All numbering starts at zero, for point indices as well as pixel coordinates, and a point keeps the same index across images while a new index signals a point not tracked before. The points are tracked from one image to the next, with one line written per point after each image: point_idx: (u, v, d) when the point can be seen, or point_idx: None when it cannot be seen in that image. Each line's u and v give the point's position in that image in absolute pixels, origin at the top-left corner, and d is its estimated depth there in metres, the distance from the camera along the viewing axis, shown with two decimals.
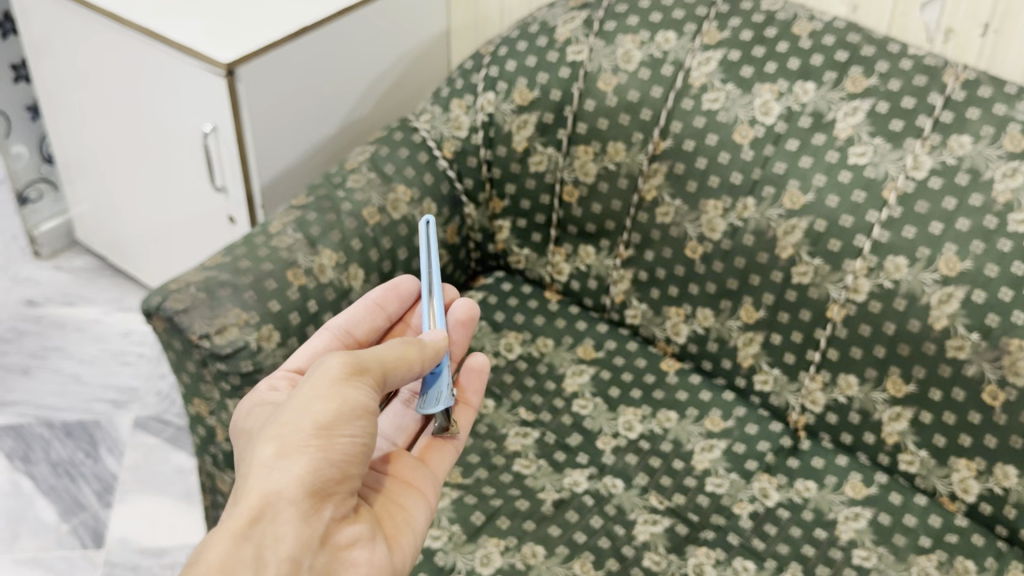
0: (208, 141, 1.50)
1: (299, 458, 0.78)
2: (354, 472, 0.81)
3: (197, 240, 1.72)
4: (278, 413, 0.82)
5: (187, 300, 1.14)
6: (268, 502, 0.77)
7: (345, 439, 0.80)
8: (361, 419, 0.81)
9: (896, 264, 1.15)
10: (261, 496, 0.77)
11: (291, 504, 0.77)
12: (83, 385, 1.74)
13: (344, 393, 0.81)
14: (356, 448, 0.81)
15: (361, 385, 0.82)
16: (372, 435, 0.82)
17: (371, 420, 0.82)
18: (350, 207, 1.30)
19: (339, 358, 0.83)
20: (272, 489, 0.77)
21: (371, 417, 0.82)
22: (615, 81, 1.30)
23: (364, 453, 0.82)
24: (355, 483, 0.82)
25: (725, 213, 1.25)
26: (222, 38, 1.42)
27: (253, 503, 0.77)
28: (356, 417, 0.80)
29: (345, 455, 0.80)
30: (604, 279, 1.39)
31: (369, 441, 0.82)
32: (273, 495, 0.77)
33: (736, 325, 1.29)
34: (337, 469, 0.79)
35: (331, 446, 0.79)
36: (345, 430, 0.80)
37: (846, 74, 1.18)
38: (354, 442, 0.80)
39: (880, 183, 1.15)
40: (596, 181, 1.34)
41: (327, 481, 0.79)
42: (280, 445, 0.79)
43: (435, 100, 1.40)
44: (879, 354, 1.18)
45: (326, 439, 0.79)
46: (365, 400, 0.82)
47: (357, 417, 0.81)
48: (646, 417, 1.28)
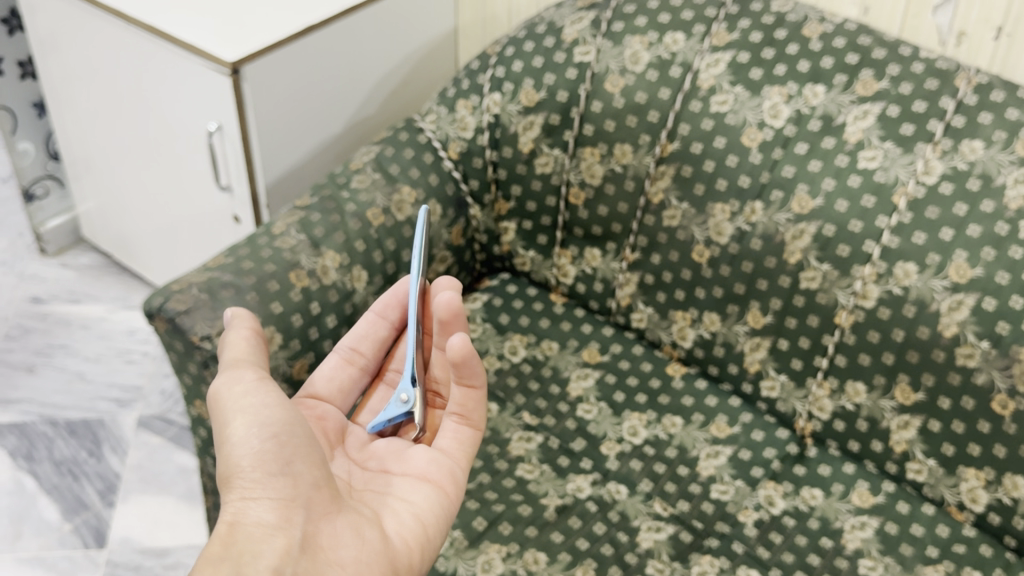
0: (212, 140, 1.49)
1: (242, 478, 0.85)
2: (298, 466, 0.86)
3: (202, 240, 1.71)
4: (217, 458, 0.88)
5: (189, 301, 1.13)
6: (235, 528, 0.83)
7: (270, 437, 0.86)
8: (272, 412, 0.87)
9: (906, 270, 1.13)
10: (226, 522, 0.83)
11: (254, 519, 0.83)
12: (87, 383, 1.74)
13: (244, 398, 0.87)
14: (286, 443, 0.86)
15: (255, 382, 0.88)
16: (295, 424, 0.88)
17: (280, 410, 0.87)
18: (354, 208, 1.29)
19: (220, 377, 0.90)
20: (232, 516, 0.83)
21: (280, 406, 0.88)
22: (623, 82, 1.28)
23: (297, 444, 0.87)
24: (310, 479, 0.86)
25: (732, 216, 1.24)
26: (227, 36, 1.41)
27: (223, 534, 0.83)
28: (270, 417, 0.87)
29: (280, 454, 0.86)
30: (610, 282, 1.38)
31: (294, 429, 0.87)
32: (236, 521, 0.83)
33: (743, 330, 1.27)
34: (277, 470, 0.85)
35: (262, 451, 0.85)
36: (265, 428, 0.86)
37: (856, 76, 1.17)
38: (279, 438, 0.86)
39: (890, 188, 1.14)
40: (603, 183, 1.33)
41: (277, 485, 0.85)
42: (226, 480, 0.86)
43: (441, 100, 1.39)
44: (887, 361, 1.17)
45: (255, 448, 0.85)
46: (271, 392, 0.88)
47: (268, 413, 0.87)
48: (652, 422, 1.27)
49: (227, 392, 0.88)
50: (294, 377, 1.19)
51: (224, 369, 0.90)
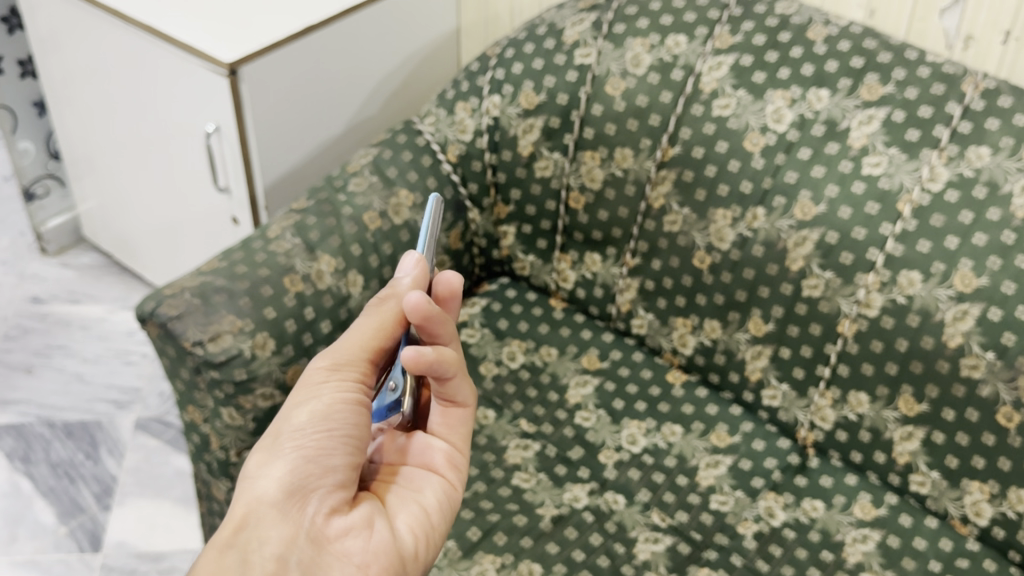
0: (210, 141, 1.48)
1: (276, 457, 0.82)
2: (334, 461, 0.82)
3: (202, 243, 1.70)
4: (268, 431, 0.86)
5: (181, 306, 1.12)
6: (250, 511, 0.80)
7: (321, 433, 0.83)
8: (340, 412, 0.84)
9: (910, 278, 1.11)
10: (243, 504, 0.81)
11: (270, 501, 0.80)
12: (86, 384, 1.73)
13: (324, 392, 0.85)
14: (336, 438, 0.83)
15: (342, 378, 0.85)
16: (355, 426, 0.84)
17: (353, 413, 0.84)
18: (351, 211, 1.27)
19: (322, 358, 0.87)
20: (251, 497, 0.81)
21: (354, 408, 0.85)
22: (623, 85, 1.26)
23: (348, 444, 0.84)
24: (339, 477, 0.83)
25: (734, 222, 1.22)
26: (226, 37, 1.40)
27: (238, 515, 0.81)
28: (333, 414, 0.84)
29: (321, 447, 0.82)
30: (610, 287, 1.36)
31: (352, 431, 0.84)
32: (255, 500, 0.81)
33: (744, 338, 1.25)
34: (311, 462, 0.82)
35: (307, 439, 0.82)
36: (322, 420, 0.83)
37: (861, 80, 1.15)
38: (333, 434, 0.83)
39: (895, 195, 1.12)
40: (603, 187, 1.31)
41: (304, 473, 0.81)
42: (262, 455, 0.83)
43: (440, 102, 1.37)
44: (890, 372, 1.14)
45: (302, 434, 0.83)
46: (349, 392, 0.85)
47: (336, 410, 0.84)
48: (651, 431, 1.25)
49: (314, 378, 0.86)
50: (288, 383, 1.18)
51: (333, 351, 0.87)
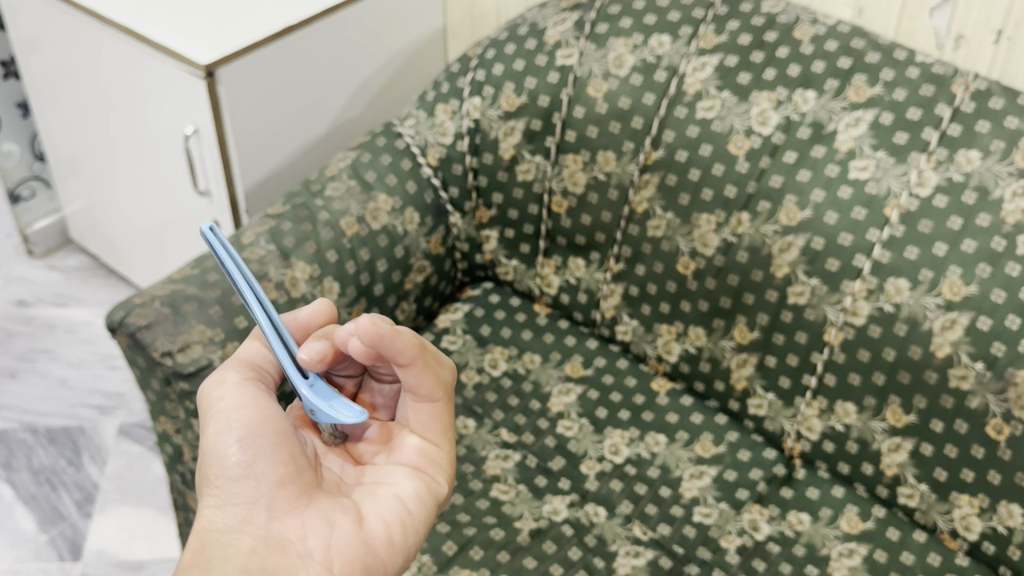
0: (188, 143, 1.45)
1: (211, 486, 0.82)
2: (262, 465, 0.81)
3: (183, 246, 1.67)
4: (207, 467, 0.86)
5: (151, 315, 1.10)
6: (204, 536, 0.80)
7: (237, 439, 0.82)
8: (244, 414, 0.83)
9: (897, 286, 1.08)
10: (195, 534, 0.80)
11: (220, 525, 0.80)
12: (70, 389, 1.71)
13: (222, 401, 0.84)
14: (252, 440, 0.82)
15: (231, 386, 0.85)
16: (267, 422, 0.83)
17: (258, 409, 0.84)
18: (327, 217, 1.25)
19: (211, 377, 0.87)
20: (203, 524, 0.80)
21: (254, 407, 0.84)
22: (606, 87, 1.24)
23: (265, 441, 0.82)
24: (275, 477, 0.82)
25: (718, 227, 1.19)
26: (203, 37, 1.37)
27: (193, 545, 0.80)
28: (237, 416, 0.83)
29: (243, 455, 0.81)
30: (594, 293, 1.33)
31: (264, 428, 0.83)
32: (204, 529, 0.80)
33: (729, 346, 1.21)
34: (241, 473, 0.81)
35: (227, 455, 0.82)
36: (233, 430, 0.82)
37: (849, 81, 1.13)
38: (244, 439, 0.82)
39: (882, 200, 1.09)
40: (586, 191, 1.28)
41: (240, 489, 0.81)
42: (199, 486, 0.83)
43: (420, 104, 1.34)
44: (878, 382, 1.11)
45: (221, 453, 0.82)
46: (247, 393, 0.85)
47: (238, 412, 0.83)
48: (634, 440, 1.22)
49: (208, 399, 0.85)
50: None
51: (218, 368, 0.88)
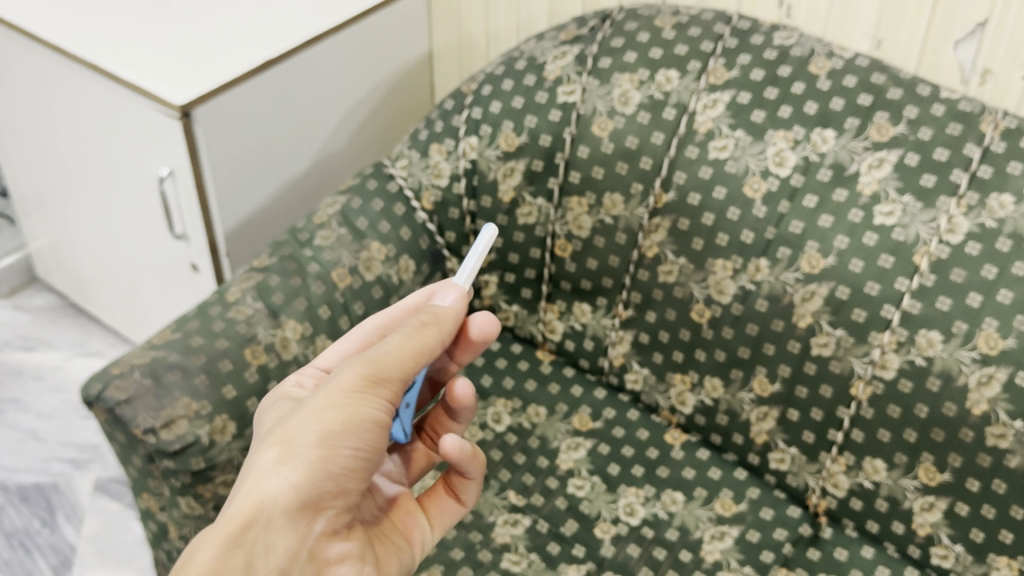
0: (164, 186, 1.36)
1: (297, 465, 0.74)
2: (351, 483, 0.76)
3: (168, 299, 1.58)
4: (290, 416, 0.77)
5: (131, 388, 1.01)
6: (261, 510, 0.74)
7: (350, 452, 0.75)
8: (368, 435, 0.75)
9: (929, 338, 1.02)
10: (255, 502, 0.74)
11: (281, 509, 0.74)
12: (41, 443, 1.61)
13: (359, 405, 0.75)
14: (359, 460, 0.75)
15: (380, 397, 0.76)
16: (381, 449, 0.77)
17: (382, 434, 0.76)
18: (318, 269, 1.17)
19: (358, 363, 0.76)
20: (264, 496, 0.74)
21: (385, 431, 0.76)
22: (611, 125, 1.17)
23: (370, 466, 0.77)
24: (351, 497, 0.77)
25: (735, 274, 1.12)
26: (175, 73, 1.28)
27: (247, 508, 0.74)
28: (364, 432, 0.75)
29: (346, 467, 0.75)
30: (601, 340, 1.26)
31: (376, 454, 0.76)
32: (263, 502, 0.74)
33: (748, 398, 1.15)
34: (333, 480, 0.75)
35: (336, 457, 0.74)
36: (353, 442, 0.74)
37: (870, 119, 1.07)
38: (359, 454, 0.75)
39: (910, 247, 1.03)
40: (592, 235, 1.21)
41: (320, 490, 0.75)
42: (278, 448, 0.75)
43: (413, 143, 1.26)
44: (909, 439, 1.05)
45: (328, 454, 0.74)
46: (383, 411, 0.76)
47: (365, 429, 0.75)
48: (650, 500, 1.16)
49: (348, 389, 0.75)
50: None
51: (369, 359, 0.76)
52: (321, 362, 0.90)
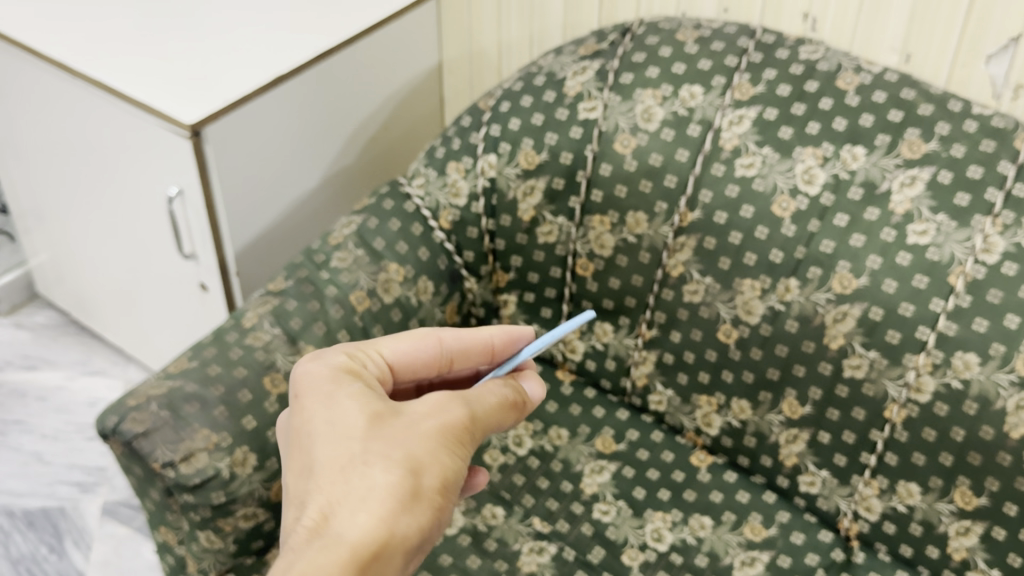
0: (172, 206, 1.33)
1: (426, 506, 0.66)
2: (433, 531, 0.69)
3: (181, 325, 1.54)
4: (393, 441, 0.67)
5: (148, 421, 0.98)
6: (389, 546, 0.63)
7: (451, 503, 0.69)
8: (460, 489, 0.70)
9: (966, 361, 1.00)
10: (387, 536, 0.63)
11: (405, 549, 0.64)
12: (46, 466, 1.58)
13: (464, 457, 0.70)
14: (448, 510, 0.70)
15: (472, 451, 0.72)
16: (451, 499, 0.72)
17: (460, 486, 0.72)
18: (335, 292, 1.14)
19: (463, 410, 0.71)
20: (397, 529, 0.63)
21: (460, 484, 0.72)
22: (634, 142, 1.14)
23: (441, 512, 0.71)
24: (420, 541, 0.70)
25: (763, 294, 1.10)
26: (183, 90, 1.25)
27: (378, 540, 0.62)
28: (461, 486, 0.70)
29: (443, 515, 0.69)
30: (624, 360, 1.24)
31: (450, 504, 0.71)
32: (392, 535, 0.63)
33: (777, 420, 1.13)
34: (437, 526, 0.68)
35: (447, 506, 0.68)
36: (454, 495, 0.69)
37: (902, 136, 1.05)
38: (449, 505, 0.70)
39: (945, 267, 1.01)
40: (614, 254, 1.19)
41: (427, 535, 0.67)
42: (403, 478, 0.65)
43: (430, 161, 1.24)
44: (945, 462, 1.03)
45: (445, 502, 0.68)
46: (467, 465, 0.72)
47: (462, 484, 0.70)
48: (677, 524, 1.13)
49: (460, 437, 0.70)
50: (272, 500, 1.04)
51: (473, 413, 0.72)
52: (385, 354, 0.79)
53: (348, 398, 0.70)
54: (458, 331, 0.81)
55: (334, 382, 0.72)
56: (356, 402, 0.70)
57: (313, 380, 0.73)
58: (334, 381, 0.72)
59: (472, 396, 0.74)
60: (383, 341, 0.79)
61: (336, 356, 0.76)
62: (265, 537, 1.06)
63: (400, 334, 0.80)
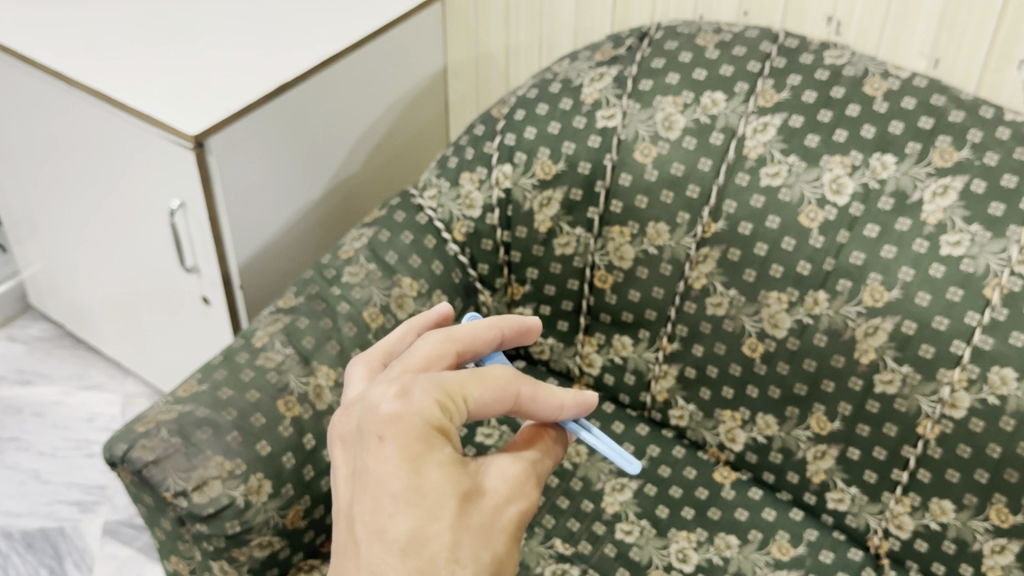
0: (174, 218, 1.29)
1: None
2: None
3: (185, 344, 1.51)
4: (479, 529, 0.59)
5: (158, 448, 0.94)
6: None
7: None
8: None
9: (1002, 376, 0.97)
10: None
11: None
12: (44, 485, 1.54)
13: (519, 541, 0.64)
14: None
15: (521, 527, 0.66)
16: None
17: None
18: (348, 309, 1.11)
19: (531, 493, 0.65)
20: None
21: None
22: (655, 151, 1.11)
23: None
24: None
25: (790, 307, 1.07)
26: (184, 100, 1.21)
27: None
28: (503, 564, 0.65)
29: None
30: (644, 374, 1.21)
31: None
32: None
33: (805, 436, 1.11)
34: None
35: None
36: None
37: (933, 144, 1.01)
38: None
39: (980, 279, 0.97)
40: (634, 266, 1.15)
41: None
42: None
43: (442, 172, 1.20)
44: (980, 479, 1.00)
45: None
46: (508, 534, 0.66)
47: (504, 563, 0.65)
48: (703, 544, 1.10)
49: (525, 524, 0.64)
50: (288, 528, 1.00)
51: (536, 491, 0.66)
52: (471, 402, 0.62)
53: (440, 466, 0.59)
54: (540, 390, 0.67)
55: (424, 437, 0.59)
56: (448, 472, 0.59)
57: (398, 424, 0.59)
58: (422, 433, 0.59)
59: (536, 471, 0.67)
60: (471, 384, 0.62)
61: (426, 398, 0.60)
62: (280, 565, 1.02)
63: (483, 373, 0.63)
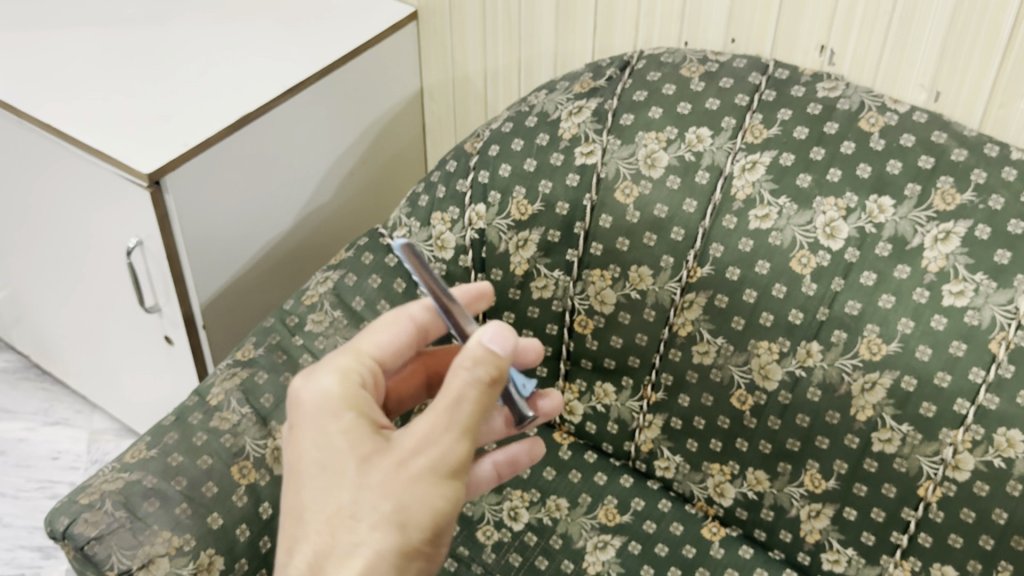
0: (132, 258, 1.21)
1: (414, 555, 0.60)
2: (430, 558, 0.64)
3: (152, 381, 1.44)
4: (382, 481, 0.60)
5: (102, 523, 0.88)
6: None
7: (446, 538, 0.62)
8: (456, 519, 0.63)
9: (1009, 438, 0.90)
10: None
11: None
12: (5, 528, 1.47)
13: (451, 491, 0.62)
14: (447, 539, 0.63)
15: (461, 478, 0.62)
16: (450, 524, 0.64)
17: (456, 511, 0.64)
18: (310, 361, 1.04)
19: (449, 439, 0.61)
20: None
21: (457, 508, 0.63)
22: (637, 191, 1.04)
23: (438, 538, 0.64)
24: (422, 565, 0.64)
25: (781, 358, 1.00)
26: (140, 137, 1.14)
27: None
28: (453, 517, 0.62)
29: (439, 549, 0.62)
30: (627, 423, 1.14)
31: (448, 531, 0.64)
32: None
33: (798, 493, 1.04)
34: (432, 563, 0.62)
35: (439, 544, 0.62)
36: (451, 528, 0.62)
37: (933, 185, 0.94)
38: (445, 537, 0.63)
39: (985, 333, 0.90)
40: (616, 311, 1.09)
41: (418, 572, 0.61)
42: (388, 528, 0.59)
43: (413, 211, 1.14)
44: (985, 546, 0.93)
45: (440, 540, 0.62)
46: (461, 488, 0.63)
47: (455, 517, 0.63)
48: None
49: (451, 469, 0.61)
50: None
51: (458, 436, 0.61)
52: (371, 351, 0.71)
53: (339, 432, 0.63)
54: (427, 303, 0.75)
55: (324, 409, 0.64)
56: (347, 437, 0.62)
57: (301, 408, 0.65)
58: (324, 407, 0.64)
59: (455, 418, 0.61)
60: (364, 338, 0.72)
61: (328, 376, 0.67)
62: None
63: (374, 325, 0.73)
